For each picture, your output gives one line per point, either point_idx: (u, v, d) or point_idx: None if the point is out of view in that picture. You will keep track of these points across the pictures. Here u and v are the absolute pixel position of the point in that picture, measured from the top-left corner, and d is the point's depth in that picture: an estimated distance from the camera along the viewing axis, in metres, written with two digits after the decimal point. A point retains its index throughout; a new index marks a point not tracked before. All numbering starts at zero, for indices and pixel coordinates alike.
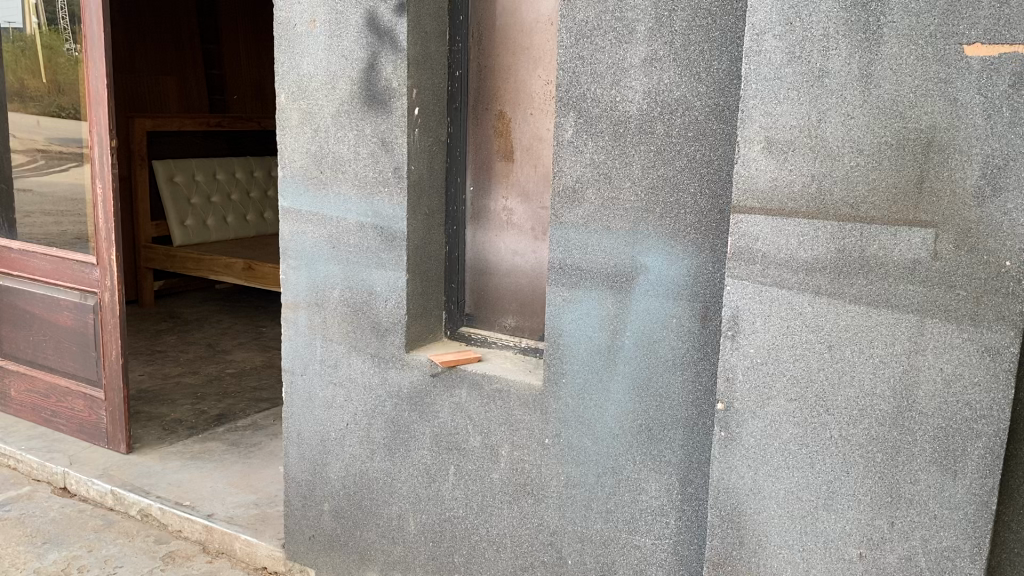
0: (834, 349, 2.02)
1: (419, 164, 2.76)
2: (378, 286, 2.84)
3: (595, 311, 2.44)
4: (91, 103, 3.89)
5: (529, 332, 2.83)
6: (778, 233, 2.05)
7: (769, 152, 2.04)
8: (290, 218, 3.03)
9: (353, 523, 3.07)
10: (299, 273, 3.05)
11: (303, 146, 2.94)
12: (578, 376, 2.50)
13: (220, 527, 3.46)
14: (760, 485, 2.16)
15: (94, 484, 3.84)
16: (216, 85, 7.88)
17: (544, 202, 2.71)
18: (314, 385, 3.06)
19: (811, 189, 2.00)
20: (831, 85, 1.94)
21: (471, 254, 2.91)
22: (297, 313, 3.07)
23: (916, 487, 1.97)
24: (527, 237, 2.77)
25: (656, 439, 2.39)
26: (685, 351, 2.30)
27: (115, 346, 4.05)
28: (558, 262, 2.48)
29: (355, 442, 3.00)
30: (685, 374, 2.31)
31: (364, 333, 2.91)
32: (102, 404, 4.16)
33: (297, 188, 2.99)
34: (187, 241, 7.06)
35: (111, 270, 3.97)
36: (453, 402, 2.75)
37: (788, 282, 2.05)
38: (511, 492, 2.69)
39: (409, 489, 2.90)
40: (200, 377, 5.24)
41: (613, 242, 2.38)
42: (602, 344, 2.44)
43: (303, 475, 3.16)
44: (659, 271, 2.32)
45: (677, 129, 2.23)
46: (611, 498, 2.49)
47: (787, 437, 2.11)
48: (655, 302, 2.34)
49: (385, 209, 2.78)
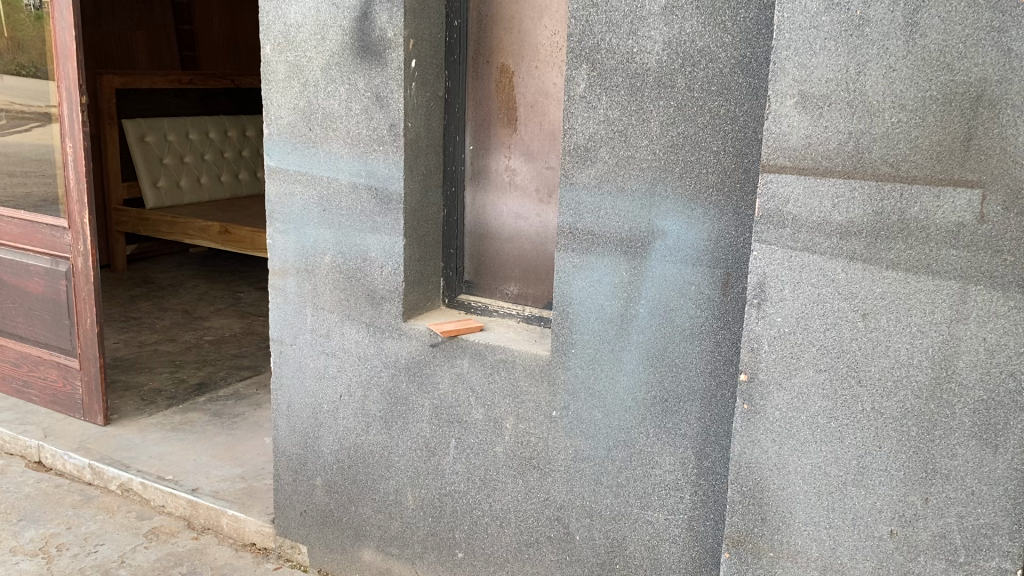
0: (869, 318, 1.90)
1: (416, 121, 2.60)
2: (373, 251, 2.69)
3: (608, 278, 2.31)
4: (58, 57, 3.65)
5: (533, 301, 2.70)
6: (811, 194, 1.92)
7: (802, 107, 1.90)
8: (277, 179, 2.85)
9: (347, 498, 2.93)
10: (287, 237, 2.87)
11: (291, 102, 2.76)
12: (589, 346, 2.37)
13: (205, 502, 3.32)
14: (785, 460, 2.06)
15: (70, 458, 3.67)
16: (187, 42, 7.57)
17: (550, 162, 2.56)
18: (305, 356, 2.91)
19: (848, 147, 1.87)
20: (872, 35, 1.80)
21: (471, 218, 2.76)
22: (286, 280, 2.91)
23: (953, 462, 1.87)
24: (531, 200, 2.63)
25: (672, 412, 2.28)
26: (705, 320, 2.19)
27: (89, 315, 3.84)
28: (568, 227, 2.34)
29: (349, 415, 2.86)
30: (704, 344, 2.20)
31: (357, 301, 2.76)
32: (77, 373, 3.97)
33: (285, 146, 2.80)
34: (160, 203, 6.81)
35: (84, 234, 3.76)
36: (454, 373, 2.62)
37: (821, 247, 1.93)
38: (516, 466, 2.56)
39: (407, 463, 2.77)
40: (178, 345, 5.05)
41: (628, 205, 2.24)
42: (616, 312, 2.31)
43: (294, 449, 3.02)
44: (678, 236, 2.19)
45: (699, 83, 2.09)
46: (622, 473, 2.38)
47: (815, 411, 2.00)
48: (673, 268, 2.21)
49: (380, 169, 2.62)
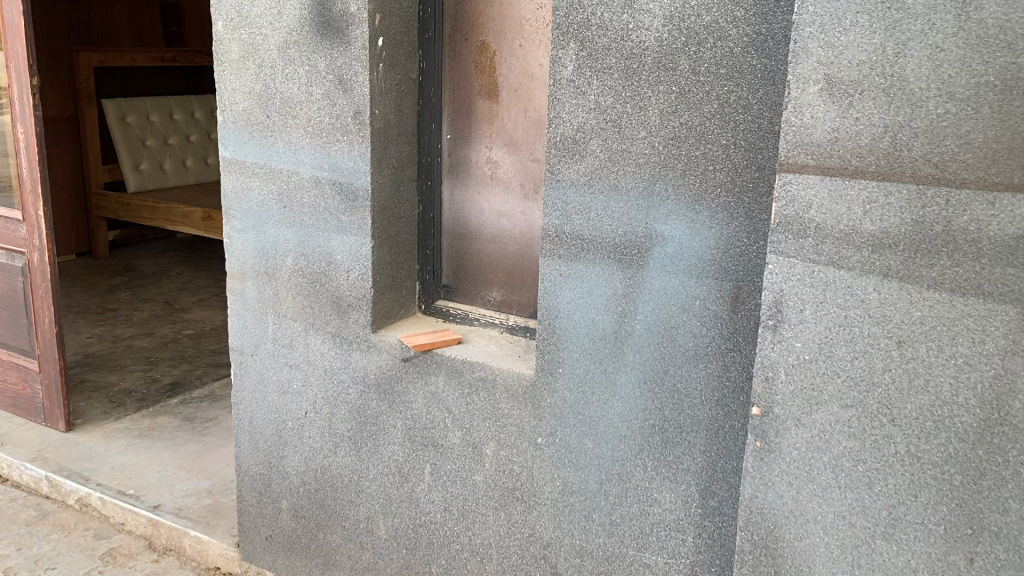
0: (905, 346, 1.60)
1: (385, 107, 2.28)
2: (338, 253, 2.39)
3: (600, 290, 2.01)
4: (6, 35, 3.35)
5: (517, 309, 2.40)
6: (837, 199, 1.62)
7: (828, 95, 1.59)
8: (233, 172, 2.55)
9: (315, 524, 2.66)
10: (246, 237, 2.58)
11: (246, 86, 2.45)
12: (578, 366, 2.08)
13: (166, 521, 3.05)
14: (803, 506, 1.76)
15: (27, 469, 3.41)
16: (172, 17, 7.25)
17: (536, 153, 2.26)
18: (267, 368, 2.63)
19: (884, 143, 1.56)
20: (915, 7, 1.49)
21: (449, 214, 2.46)
22: (245, 284, 2.62)
23: (1005, 518, 1.56)
24: (515, 195, 2.33)
25: (672, 443, 1.99)
26: (711, 341, 1.89)
27: (48, 314, 3.57)
28: (554, 231, 2.04)
29: (315, 434, 2.58)
30: (710, 368, 1.90)
31: (322, 308, 2.47)
32: (37, 376, 3.70)
33: (240, 135, 2.51)
34: (142, 186, 6.51)
35: (39, 227, 3.48)
36: (428, 392, 2.33)
37: (848, 261, 1.63)
38: (497, 497, 2.28)
39: (379, 489, 2.49)
40: (155, 340, 4.78)
41: (622, 207, 1.94)
42: (609, 329, 2.01)
43: (258, 468, 2.75)
44: (679, 242, 1.89)
45: (705, 65, 1.78)
46: (616, 509, 2.10)
47: (839, 452, 1.71)
48: (674, 279, 1.91)
49: (345, 162, 2.31)
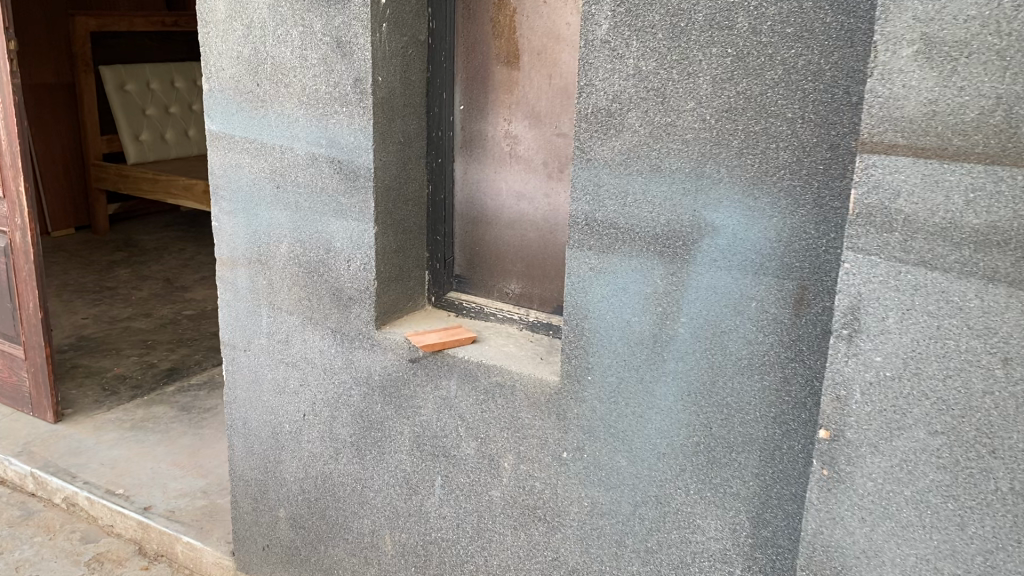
0: (1012, 365, 1.31)
1: (390, 74, 2.00)
2: (338, 240, 2.12)
3: (637, 287, 1.73)
4: None
5: (538, 303, 2.13)
6: (933, 185, 1.33)
7: (926, 58, 1.30)
8: (221, 148, 2.28)
9: (315, 536, 2.41)
10: (236, 220, 2.32)
11: (233, 50, 2.18)
12: (610, 374, 1.81)
13: (157, 524, 2.82)
14: (879, 547, 1.50)
15: (11, 464, 3.19)
16: None
17: (562, 127, 1.98)
18: (262, 365, 2.38)
19: (996, 118, 1.26)
20: None
21: (462, 196, 2.19)
22: (236, 272, 2.36)
23: None
24: (537, 175, 2.05)
25: (720, 464, 1.73)
26: (768, 349, 1.62)
27: (32, 298, 3.33)
28: (585, 218, 1.76)
29: (314, 439, 2.33)
30: (767, 381, 1.64)
31: (321, 301, 2.20)
32: (24, 364, 3.47)
33: (228, 106, 2.23)
34: (143, 158, 6.27)
35: (20, 204, 3.23)
36: (438, 397, 2.07)
37: (944, 261, 1.34)
38: (516, 516, 2.02)
39: (384, 501, 2.24)
40: (153, 321, 4.54)
41: (665, 190, 1.66)
42: (647, 332, 1.74)
43: (253, 474, 2.51)
44: (733, 233, 1.61)
45: (768, 22, 1.49)
46: (652, 535, 1.84)
47: (926, 486, 1.43)
48: (725, 275, 1.63)
49: (344, 136, 2.04)
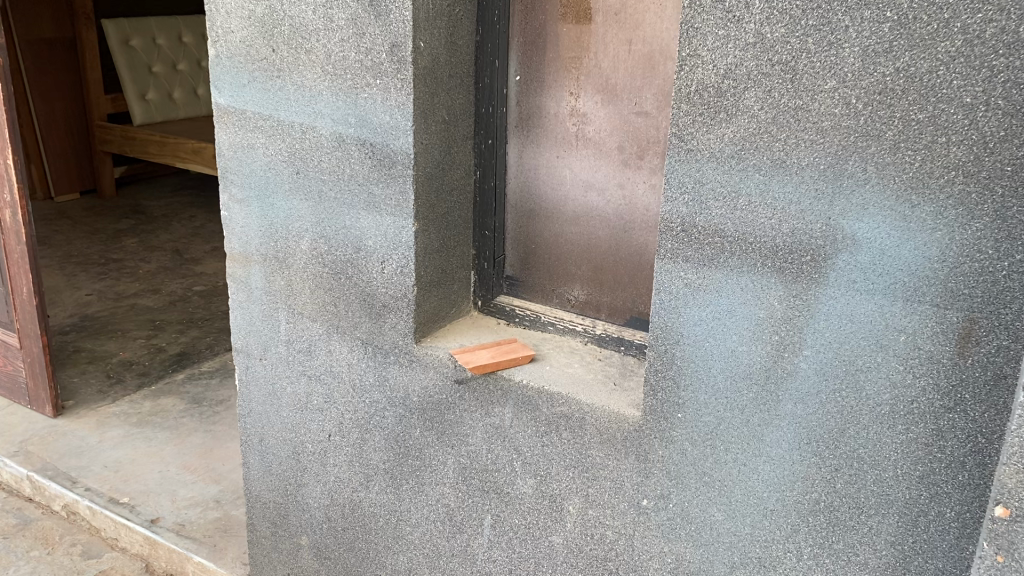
0: None
1: (433, 39, 1.64)
2: (370, 237, 1.78)
3: (745, 310, 1.40)
4: None
5: (606, 313, 1.79)
6: None
7: None
8: (230, 126, 1.94)
9: (343, 569, 2.12)
10: (249, 210, 1.98)
11: (244, 8, 1.82)
12: (706, 412, 1.48)
13: (165, 541, 2.53)
14: None
15: (7, 466, 2.91)
16: None
17: (643, 104, 1.62)
18: (280, 377, 2.06)
19: None
20: None
21: (515, 184, 1.85)
22: (250, 270, 2.03)
23: None
24: (610, 162, 1.70)
25: (845, 528, 1.40)
26: (919, 396, 1.28)
27: (25, 282, 3.02)
28: (681, 223, 1.42)
29: (341, 462, 2.02)
30: (914, 435, 1.30)
31: (349, 308, 1.87)
32: (19, 353, 3.17)
33: (239, 75, 1.88)
34: (149, 117, 5.92)
35: (9, 180, 2.90)
36: (489, 425, 1.75)
37: None
38: (582, 568, 1.71)
39: (423, 538, 1.93)
40: (161, 298, 4.24)
41: (789, 192, 1.31)
42: (756, 366, 1.41)
43: (272, 496, 2.21)
44: (879, 249, 1.26)
45: None
46: None
47: None
48: (866, 302, 1.29)
49: (378, 115, 1.69)
